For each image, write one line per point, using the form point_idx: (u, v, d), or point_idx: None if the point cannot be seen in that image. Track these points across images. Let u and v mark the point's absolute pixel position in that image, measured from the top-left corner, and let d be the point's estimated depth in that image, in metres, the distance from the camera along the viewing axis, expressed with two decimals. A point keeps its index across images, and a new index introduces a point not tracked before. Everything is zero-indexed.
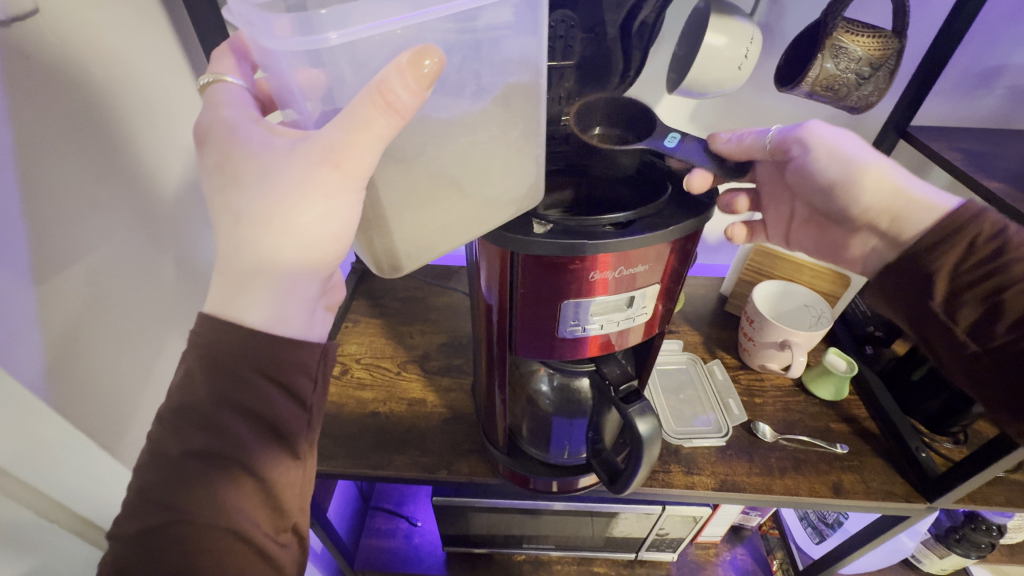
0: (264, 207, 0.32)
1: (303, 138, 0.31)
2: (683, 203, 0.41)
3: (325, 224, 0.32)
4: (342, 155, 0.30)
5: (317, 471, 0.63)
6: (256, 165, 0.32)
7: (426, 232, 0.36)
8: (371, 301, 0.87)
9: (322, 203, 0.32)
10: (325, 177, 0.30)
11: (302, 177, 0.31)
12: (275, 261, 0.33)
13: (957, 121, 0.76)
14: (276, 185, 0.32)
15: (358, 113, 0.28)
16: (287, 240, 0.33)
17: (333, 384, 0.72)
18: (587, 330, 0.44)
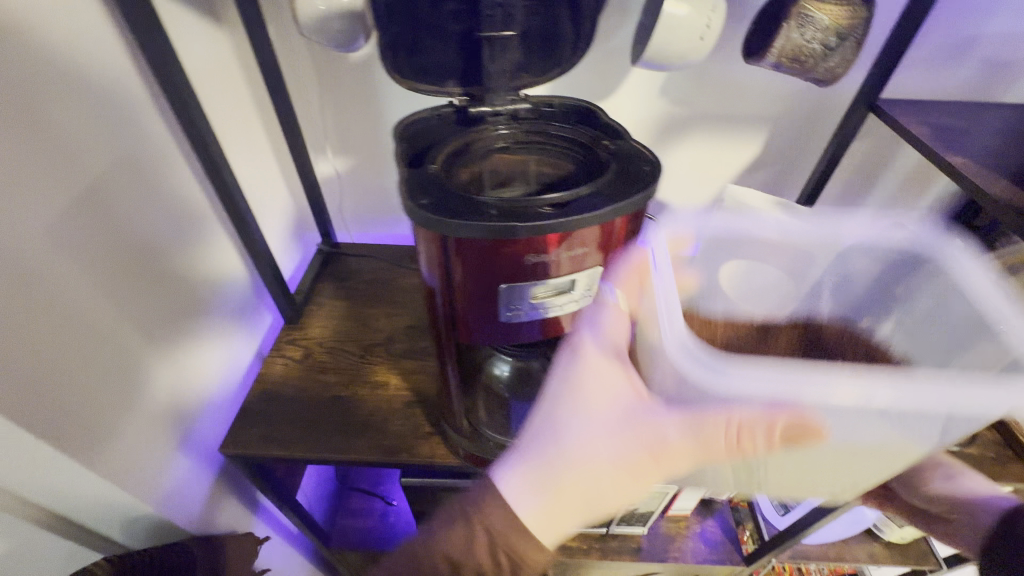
0: (612, 459, 0.47)
1: (636, 412, 0.46)
2: (622, 181, 0.39)
3: (629, 446, 0.46)
4: (663, 457, 0.45)
5: (276, 456, 0.62)
6: (608, 405, 0.47)
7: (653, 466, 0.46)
8: (337, 283, 0.85)
9: (618, 442, 0.46)
10: (643, 462, 0.46)
11: (636, 472, 0.47)
12: (588, 462, 0.47)
13: (931, 93, 0.74)
14: (605, 434, 0.46)
15: (706, 428, 0.42)
16: (587, 473, 0.47)
17: (296, 369, 0.71)
18: (528, 314, 0.43)
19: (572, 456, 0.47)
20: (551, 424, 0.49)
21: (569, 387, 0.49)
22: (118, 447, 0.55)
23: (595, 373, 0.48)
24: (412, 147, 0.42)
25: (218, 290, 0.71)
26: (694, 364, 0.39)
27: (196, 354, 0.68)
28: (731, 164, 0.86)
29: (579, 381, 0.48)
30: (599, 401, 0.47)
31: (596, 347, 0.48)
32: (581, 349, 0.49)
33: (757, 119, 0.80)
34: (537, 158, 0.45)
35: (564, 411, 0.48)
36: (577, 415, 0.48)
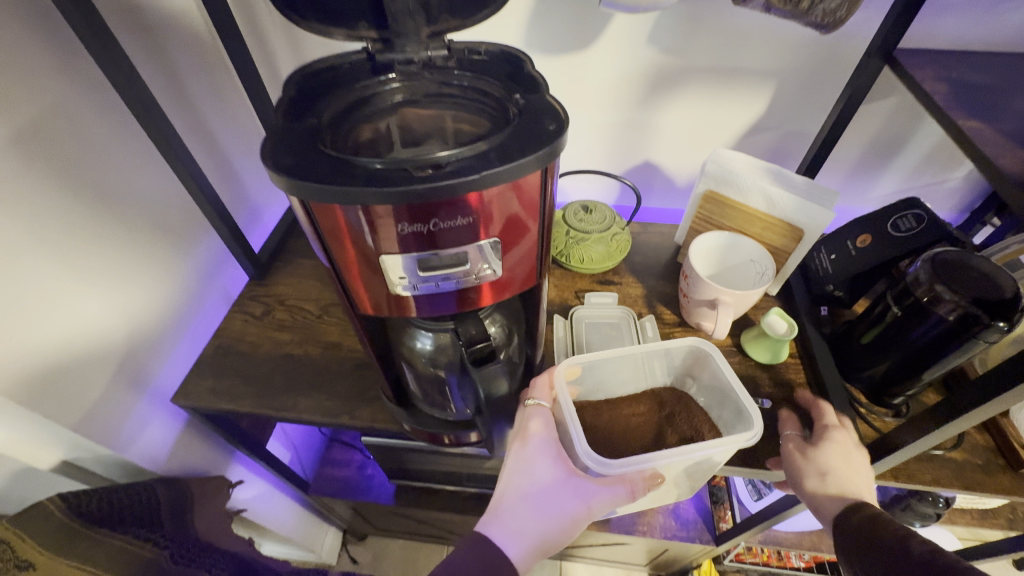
0: (568, 524, 0.49)
1: (574, 474, 0.50)
2: (522, 141, 0.35)
3: (575, 508, 0.49)
4: (592, 510, 0.50)
5: (224, 410, 0.63)
6: (559, 475, 0.50)
7: (590, 520, 0.51)
8: (306, 241, 0.84)
9: (567, 505, 0.49)
10: (581, 518, 0.50)
11: (581, 524, 0.51)
12: (548, 524, 0.48)
13: (973, 43, 0.62)
14: (565, 504, 0.49)
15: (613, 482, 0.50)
16: (545, 538, 0.49)
17: (254, 325, 0.72)
18: (426, 286, 0.39)
19: (534, 524, 0.48)
20: (521, 501, 0.49)
21: (529, 472, 0.50)
22: (69, 394, 0.56)
23: (549, 447, 0.51)
24: (304, 99, 0.39)
25: (182, 245, 0.70)
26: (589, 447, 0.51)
27: (161, 307, 0.68)
28: (728, 125, 0.77)
29: (537, 464, 0.50)
30: (549, 478, 0.50)
31: (542, 428, 0.52)
32: (526, 432, 0.52)
33: (757, 73, 0.71)
34: (452, 113, 0.42)
35: (527, 489, 0.50)
36: (539, 485, 0.49)
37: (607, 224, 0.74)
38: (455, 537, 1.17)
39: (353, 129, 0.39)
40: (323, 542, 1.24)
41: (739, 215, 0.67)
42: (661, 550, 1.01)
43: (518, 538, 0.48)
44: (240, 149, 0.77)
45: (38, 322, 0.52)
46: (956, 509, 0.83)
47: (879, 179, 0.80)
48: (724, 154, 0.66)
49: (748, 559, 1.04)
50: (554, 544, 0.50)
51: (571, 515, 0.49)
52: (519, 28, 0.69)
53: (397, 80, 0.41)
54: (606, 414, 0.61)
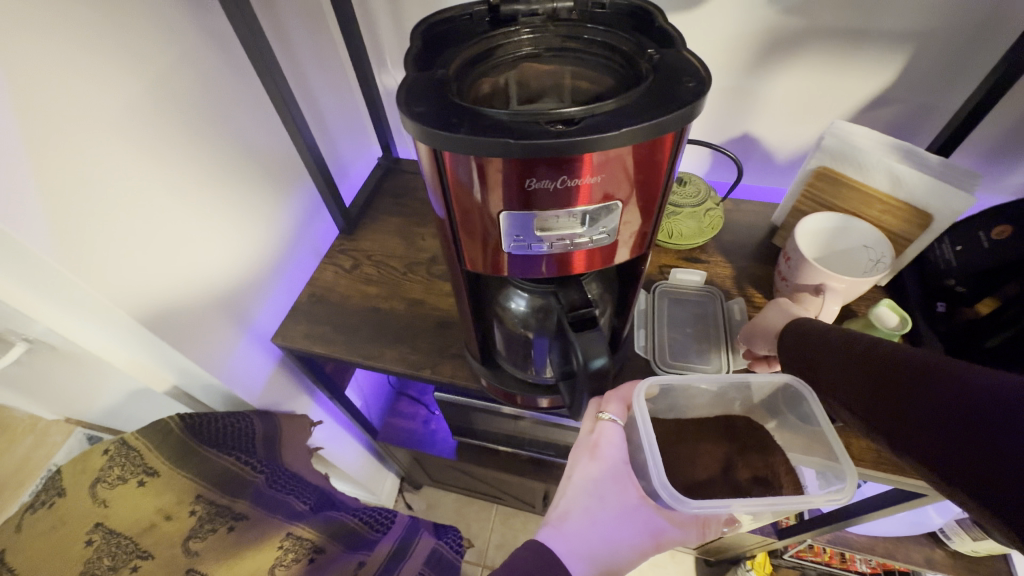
0: (632, 551, 0.52)
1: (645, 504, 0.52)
2: (658, 98, 0.33)
3: (644, 534, 0.52)
4: (662, 536, 0.52)
5: (317, 353, 0.68)
6: (627, 502, 0.52)
7: (656, 546, 0.53)
8: (392, 199, 0.86)
9: (637, 531, 0.51)
10: (651, 542, 0.52)
11: (644, 553, 0.53)
12: (617, 551, 0.51)
13: None
14: (631, 534, 0.51)
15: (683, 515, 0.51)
16: (614, 562, 0.51)
17: (343, 277, 0.75)
18: (536, 246, 0.39)
19: (599, 549, 0.51)
20: (588, 524, 0.51)
21: (600, 497, 0.52)
22: (193, 331, 0.61)
23: (615, 473, 0.53)
24: (431, 49, 0.39)
25: (284, 197, 0.74)
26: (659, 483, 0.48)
27: (265, 258, 0.72)
28: (847, 97, 0.70)
29: (605, 489, 0.52)
30: (616, 504, 0.52)
31: (614, 453, 0.53)
32: (599, 451, 0.54)
33: (894, 37, 0.63)
34: (572, 69, 0.41)
35: (596, 511, 0.52)
36: (607, 510, 0.52)
37: (700, 198, 0.71)
38: (507, 497, 1.21)
39: (477, 80, 0.39)
40: (383, 486, 1.32)
41: (860, 196, 0.61)
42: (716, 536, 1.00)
43: (582, 559, 0.50)
44: (337, 104, 0.79)
45: (172, 264, 0.57)
46: None
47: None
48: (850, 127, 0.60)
49: (808, 557, 1.01)
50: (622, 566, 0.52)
51: (641, 541, 0.52)
52: None
53: (522, 32, 0.40)
54: (677, 437, 0.58)
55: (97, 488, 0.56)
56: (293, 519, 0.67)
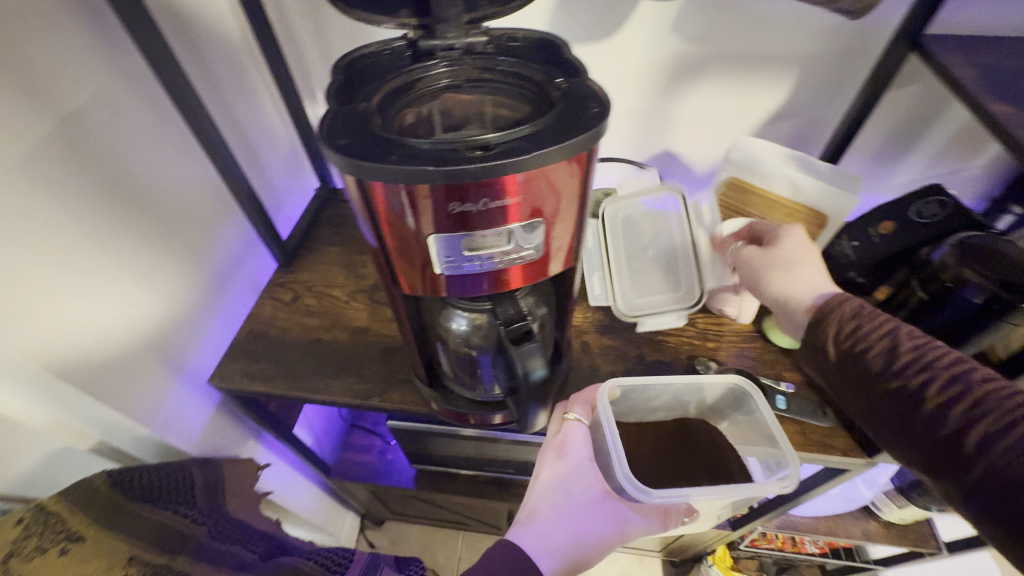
0: (600, 542, 0.53)
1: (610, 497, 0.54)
2: (566, 122, 0.36)
3: (608, 524, 0.53)
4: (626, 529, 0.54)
5: (257, 391, 0.65)
6: (593, 494, 0.54)
7: (621, 538, 0.55)
8: (332, 229, 0.85)
9: (603, 523, 0.53)
10: (617, 535, 0.54)
11: (610, 547, 0.54)
12: (584, 541, 0.52)
13: (1000, 28, 0.62)
14: (598, 527, 0.53)
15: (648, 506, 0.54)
16: (582, 553, 0.52)
17: (283, 311, 0.74)
18: (466, 267, 0.41)
19: (568, 543, 0.52)
20: (556, 519, 0.52)
21: (566, 491, 0.53)
22: (116, 380, 0.58)
23: (581, 469, 0.54)
24: (353, 84, 0.41)
25: (214, 233, 0.72)
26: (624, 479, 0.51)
27: (196, 296, 0.70)
28: (750, 114, 0.78)
29: (571, 483, 0.54)
30: (583, 499, 0.53)
31: (580, 449, 0.55)
32: (564, 449, 0.56)
33: (781, 60, 0.71)
34: (491, 98, 0.43)
35: (563, 506, 0.53)
36: (574, 506, 0.53)
37: None
38: (471, 521, 1.19)
39: (400, 111, 0.40)
40: (341, 526, 1.26)
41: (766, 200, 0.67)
42: (676, 536, 1.02)
43: (551, 554, 0.51)
44: (268, 138, 0.78)
45: (88, 310, 0.53)
46: None
47: (900, 166, 0.80)
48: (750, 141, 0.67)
49: (763, 545, 1.05)
50: (591, 557, 0.53)
51: (608, 532, 0.53)
52: (544, 16, 0.69)
53: (439, 66, 0.43)
54: (636, 439, 0.61)
55: (9, 564, 0.48)
56: (241, 570, 0.63)
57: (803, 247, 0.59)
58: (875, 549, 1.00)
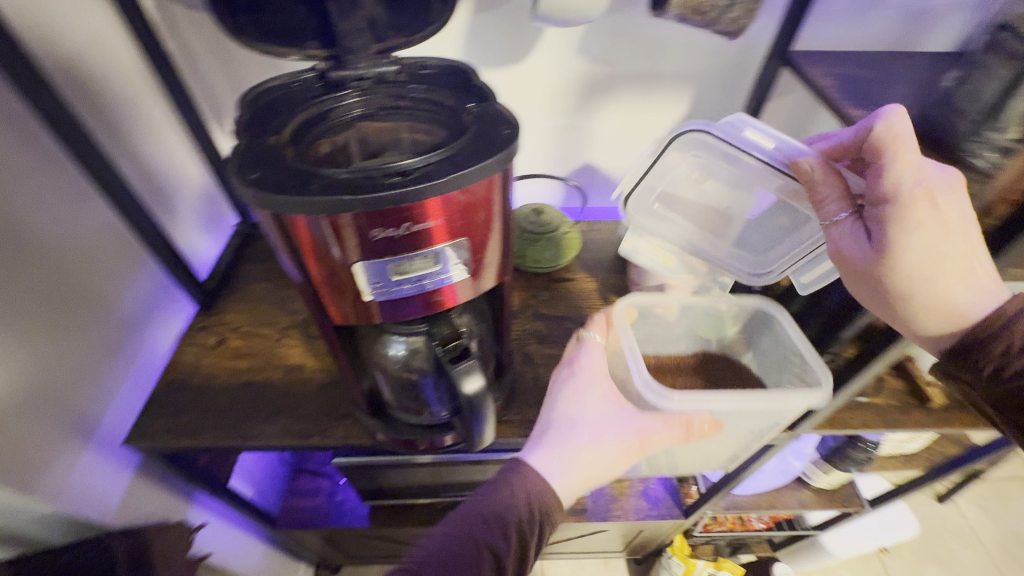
0: (614, 448, 0.54)
1: (626, 411, 0.56)
2: (480, 144, 0.37)
3: (626, 435, 0.55)
4: (646, 442, 0.56)
5: (184, 446, 0.60)
6: (605, 406, 0.55)
7: (642, 447, 0.56)
8: (256, 265, 0.82)
9: (620, 436, 0.55)
10: (636, 450, 0.56)
11: (626, 456, 0.55)
12: (598, 447, 0.53)
13: (851, 43, 0.72)
14: (613, 433, 0.54)
15: (671, 424, 0.56)
16: (598, 459, 0.53)
17: (208, 356, 0.69)
18: (396, 292, 0.41)
19: (581, 448, 0.52)
20: (571, 428, 0.53)
21: (579, 402, 0.55)
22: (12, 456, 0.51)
23: (593, 383, 0.56)
24: (261, 117, 0.40)
25: (119, 282, 0.65)
26: (652, 389, 0.55)
27: (104, 352, 0.64)
28: (657, 127, 0.84)
29: (584, 393, 0.55)
30: (594, 409, 0.55)
31: (592, 362, 0.57)
32: (578, 364, 0.57)
33: (678, 77, 0.77)
34: (407, 124, 0.44)
35: (575, 416, 0.54)
36: (586, 415, 0.54)
37: (552, 224, 0.78)
38: None
39: (313, 142, 0.40)
40: None
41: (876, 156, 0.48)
42: (635, 533, 1.05)
43: (566, 458, 0.51)
44: (178, 175, 0.74)
45: None
46: (885, 453, 0.94)
47: None
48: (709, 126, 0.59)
49: (715, 529, 1.10)
50: (607, 466, 0.54)
51: (626, 442, 0.55)
52: (456, 43, 0.71)
53: (350, 96, 0.43)
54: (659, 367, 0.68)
55: None
56: None
57: (939, 230, 0.45)
58: (812, 515, 1.09)
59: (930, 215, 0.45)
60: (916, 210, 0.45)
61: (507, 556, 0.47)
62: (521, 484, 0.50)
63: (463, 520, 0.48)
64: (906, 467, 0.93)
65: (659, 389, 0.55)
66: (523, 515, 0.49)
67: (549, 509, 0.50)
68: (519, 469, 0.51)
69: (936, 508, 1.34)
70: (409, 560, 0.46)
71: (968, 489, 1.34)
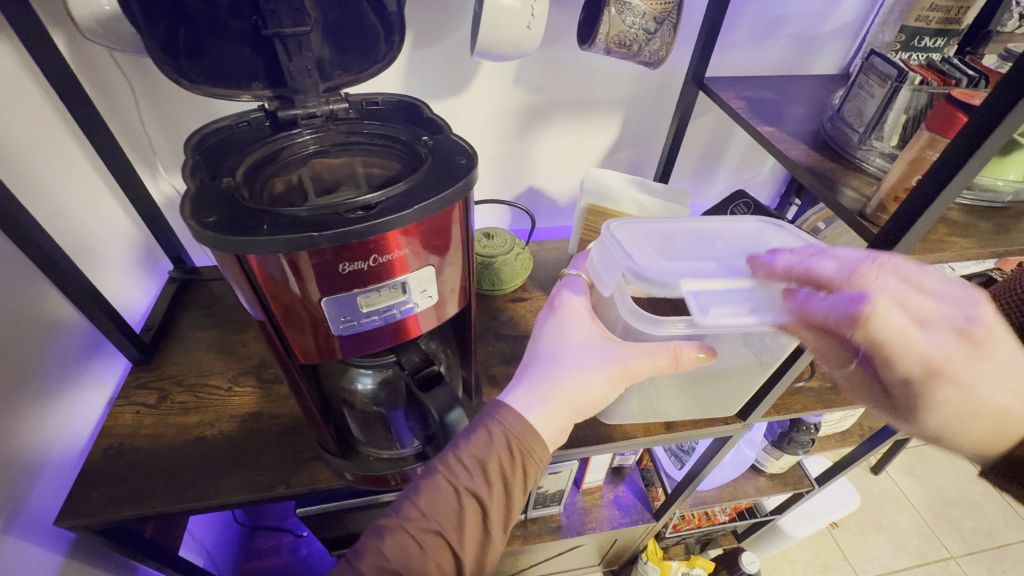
0: (596, 378, 0.49)
1: (608, 339, 0.52)
2: (439, 174, 0.39)
3: (607, 361, 0.50)
4: (632, 370, 0.50)
5: (129, 517, 0.55)
6: (585, 337, 0.52)
7: (625, 376, 0.50)
8: (198, 311, 0.77)
9: (603, 369, 0.50)
10: (618, 383, 0.51)
11: (612, 386, 0.50)
12: (578, 383, 0.49)
13: (754, 69, 0.82)
14: (595, 359, 0.50)
15: (660, 348, 0.50)
16: (579, 395, 0.49)
17: (149, 415, 0.64)
18: (364, 325, 0.41)
19: (562, 378, 0.49)
20: (552, 361, 0.51)
21: (561, 335, 0.53)
22: None
23: (575, 315, 0.54)
24: (211, 160, 0.40)
25: (38, 344, 0.59)
26: (641, 313, 0.51)
27: (26, 424, 0.57)
28: (593, 149, 0.89)
29: (566, 327, 0.53)
30: (575, 340, 0.52)
31: (574, 297, 0.56)
32: (561, 301, 0.56)
33: (609, 103, 0.83)
34: (361, 159, 0.45)
35: (557, 350, 0.52)
36: (568, 348, 0.51)
37: (508, 247, 0.79)
38: None
39: (267, 182, 0.41)
40: None
41: (873, 351, 0.44)
42: (610, 543, 1.06)
43: (543, 392, 0.48)
44: (104, 224, 0.69)
45: None
46: (824, 433, 1.03)
47: (713, 179, 0.98)
48: (634, 263, 0.50)
49: (684, 528, 1.14)
50: (584, 404, 0.49)
51: (609, 371, 0.49)
52: (397, 79, 0.72)
53: (303, 134, 0.44)
54: None
55: None
56: None
57: (970, 399, 0.42)
58: (769, 500, 1.15)
59: (955, 390, 0.43)
60: (938, 389, 0.43)
61: (489, 500, 0.44)
62: (499, 428, 0.46)
63: (441, 466, 0.44)
64: (843, 445, 1.02)
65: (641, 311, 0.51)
66: (502, 459, 0.45)
67: (531, 455, 0.46)
68: (497, 410, 0.47)
69: (872, 480, 1.46)
70: (390, 507, 0.44)
71: (896, 458, 1.48)
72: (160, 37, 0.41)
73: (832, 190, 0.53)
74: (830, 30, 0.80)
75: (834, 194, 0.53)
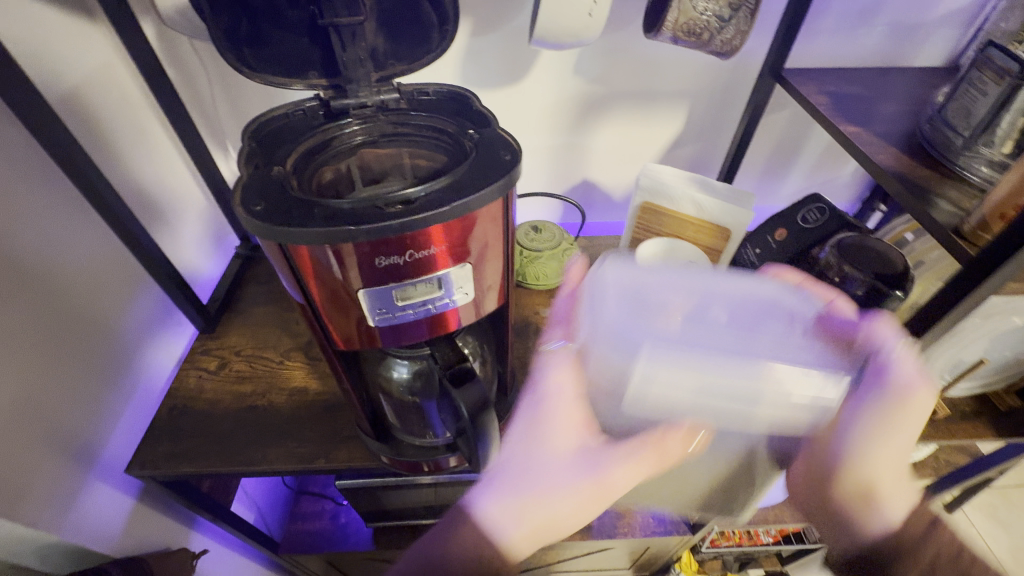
0: (564, 493, 0.49)
1: (587, 453, 0.48)
2: (482, 168, 0.38)
3: (573, 483, 0.49)
4: (606, 481, 0.48)
5: (185, 474, 0.60)
6: (558, 446, 0.49)
7: (587, 495, 0.49)
8: (258, 287, 0.82)
9: (574, 489, 0.49)
10: (589, 490, 0.49)
11: (586, 503, 0.50)
12: (553, 498, 0.49)
13: (842, 60, 0.74)
14: (566, 479, 0.49)
15: (634, 456, 0.46)
16: (551, 507, 0.49)
17: (210, 381, 0.69)
18: (401, 317, 0.41)
19: (538, 491, 0.49)
20: (526, 470, 0.50)
21: (538, 439, 0.50)
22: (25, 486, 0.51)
23: (557, 421, 0.50)
24: (266, 148, 0.42)
25: (120, 311, 0.65)
26: (614, 348, 0.40)
27: (107, 381, 0.63)
28: (654, 143, 0.85)
29: (545, 434, 0.49)
30: (552, 452, 0.49)
31: (558, 385, 0.50)
32: (540, 383, 0.50)
33: (673, 95, 0.79)
34: (408, 150, 0.46)
35: (531, 456, 0.50)
36: (542, 458, 0.49)
37: (556, 241, 0.79)
38: None
39: (317, 171, 0.42)
40: None
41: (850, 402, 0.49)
42: (642, 549, 1.04)
43: (518, 515, 0.49)
44: (181, 201, 0.74)
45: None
46: None
47: (785, 179, 0.90)
48: (606, 318, 0.40)
49: (723, 544, 1.09)
50: (556, 512, 0.50)
51: (572, 486, 0.49)
52: (455, 66, 0.72)
53: (353, 124, 0.45)
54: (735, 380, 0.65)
55: None
56: None
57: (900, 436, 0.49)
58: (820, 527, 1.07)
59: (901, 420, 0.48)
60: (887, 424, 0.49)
61: None
62: (474, 544, 0.49)
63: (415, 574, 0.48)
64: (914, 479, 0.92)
65: (622, 336, 0.39)
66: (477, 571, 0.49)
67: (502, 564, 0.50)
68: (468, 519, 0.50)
69: None
70: None
71: (975, 498, 1.32)
72: (226, 27, 0.43)
73: (923, 203, 0.47)
74: (938, 16, 0.71)
75: (925, 206, 0.47)
